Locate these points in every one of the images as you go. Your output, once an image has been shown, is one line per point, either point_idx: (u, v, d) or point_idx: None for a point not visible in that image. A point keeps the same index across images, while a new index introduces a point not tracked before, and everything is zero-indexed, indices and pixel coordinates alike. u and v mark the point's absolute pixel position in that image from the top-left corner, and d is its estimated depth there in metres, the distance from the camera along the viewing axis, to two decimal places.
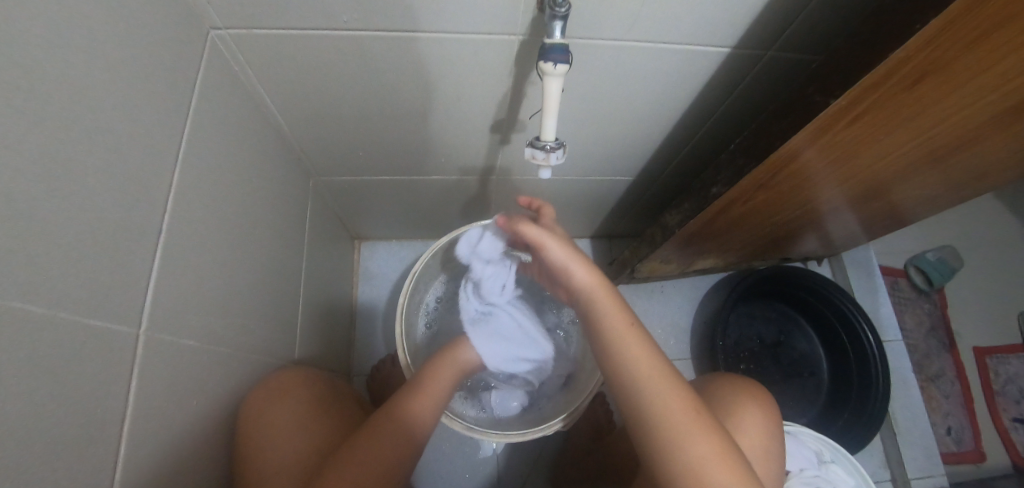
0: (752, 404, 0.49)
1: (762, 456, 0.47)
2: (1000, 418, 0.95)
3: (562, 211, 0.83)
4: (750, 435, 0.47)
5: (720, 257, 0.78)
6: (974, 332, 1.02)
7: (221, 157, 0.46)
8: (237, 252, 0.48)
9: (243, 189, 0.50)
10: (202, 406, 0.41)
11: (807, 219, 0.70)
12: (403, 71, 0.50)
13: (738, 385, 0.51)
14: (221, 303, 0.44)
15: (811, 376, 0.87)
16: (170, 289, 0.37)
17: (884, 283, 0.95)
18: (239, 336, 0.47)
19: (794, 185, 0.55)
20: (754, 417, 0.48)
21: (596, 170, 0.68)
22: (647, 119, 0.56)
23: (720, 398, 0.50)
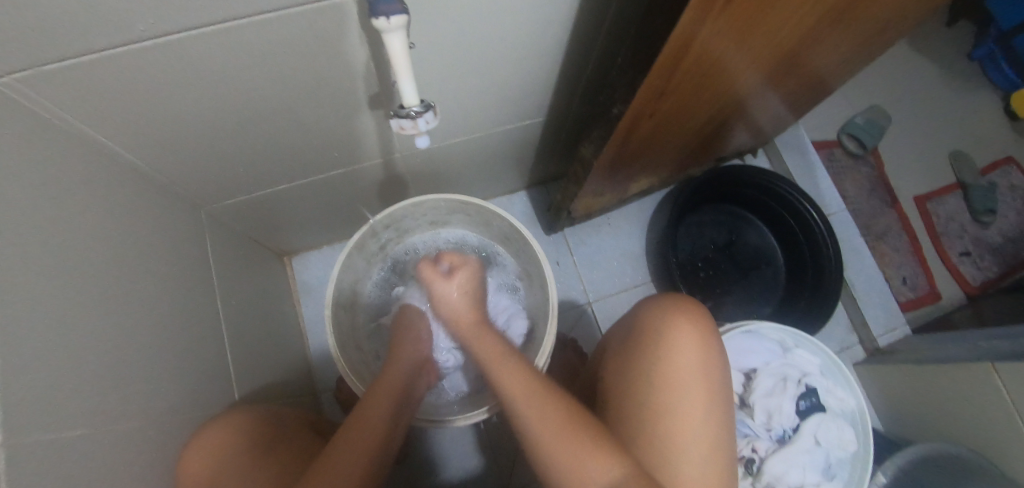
0: (684, 319, 0.47)
1: (703, 370, 0.44)
2: (948, 257, 1.02)
3: (485, 172, 0.78)
4: (687, 365, 0.44)
5: (653, 175, 0.76)
6: (910, 183, 1.06)
7: (68, 219, 0.39)
8: (117, 317, 0.42)
9: (107, 245, 0.44)
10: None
11: (728, 111, 0.67)
12: (250, 70, 0.43)
13: (673, 303, 0.49)
14: (113, 379, 0.39)
15: (767, 266, 0.88)
16: (44, 388, 0.32)
17: (819, 157, 0.95)
18: (145, 408, 0.43)
19: (697, 80, 0.51)
20: (689, 334, 0.46)
21: (499, 120, 0.63)
22: (529, 53, 0.50)
23: (651, 322, 0.48)
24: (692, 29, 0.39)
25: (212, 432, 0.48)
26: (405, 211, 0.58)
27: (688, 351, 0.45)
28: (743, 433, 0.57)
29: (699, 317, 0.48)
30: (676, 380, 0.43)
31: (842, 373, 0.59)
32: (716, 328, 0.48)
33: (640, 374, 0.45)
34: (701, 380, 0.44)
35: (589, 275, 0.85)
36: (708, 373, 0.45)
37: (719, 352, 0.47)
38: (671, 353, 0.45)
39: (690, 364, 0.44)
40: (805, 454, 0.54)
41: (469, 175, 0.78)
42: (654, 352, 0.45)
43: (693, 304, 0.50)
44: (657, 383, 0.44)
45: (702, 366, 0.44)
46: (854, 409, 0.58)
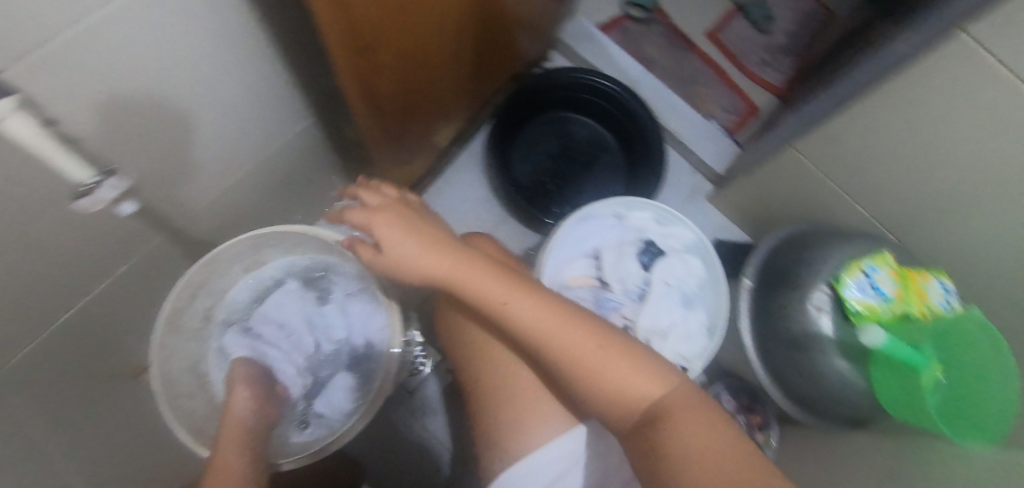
0: (467, 250, 0.48)
1: (501, 281, 0.45)
2: (751, 72, 1.12)
3: (297, 191, 0.74)
4: (494, 293, 0.48)
5: (452, 119, 0.75)
6: (697, 24, 1.14)
7: None
8: None
9: None
10: None
11: (483, 34, 0.66)
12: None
13: (452, 243, 0.50)
14: None
15: (603, 152, 0.92)
16: None
17: (606, 35, 0.99)
18: None
19: (411, 32, 0.49)
20: (472, 263, 0.47)
21: (263, 141, 0.58)
22: (239, 64, 0.44)
23: (444, 276, 0.48)
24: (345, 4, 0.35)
25: None
26: (201, 274, 0.52)
27: (479, 279, 0.46)
28: (611, 309, 0.60)
29: (489, 246, 0.51)
30: (490, 307, 0.45)
31: (673, 214, 0.63)
32: (506, 249, 0.52)
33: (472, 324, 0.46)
34: (511, 300, 0.47)
35: None
36: (506, 277, 0.46)
37: (507, 258, 0.48)
38: (467, 292, 0.46)
39: (497, 291, 0.48)
40: None
41: (281, 202, 0.73)
42: (462, 301, 0.47)
43: (468, 232, 0.51)
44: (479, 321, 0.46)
45: (508, 286, 0.48)
46: (696, 241, 0.63)
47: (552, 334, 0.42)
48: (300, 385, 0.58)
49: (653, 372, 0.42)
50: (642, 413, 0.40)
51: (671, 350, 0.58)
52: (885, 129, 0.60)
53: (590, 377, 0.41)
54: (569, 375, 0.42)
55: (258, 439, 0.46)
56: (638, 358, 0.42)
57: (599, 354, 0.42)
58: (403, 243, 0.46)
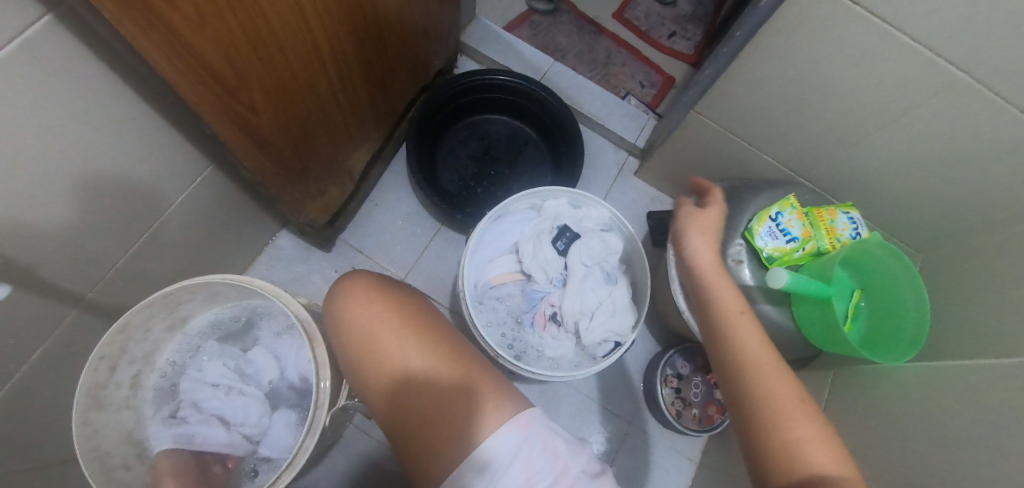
0: (352, 293, 0.51)
1: (379, 321, 0.49)
2: (662, 44, 1.15)
3: (219, 240, 0.73)
4: (389, 334, 0.48)
5: (362, 141, 0.76)
6: (602, 8, 1.17)
7: None
8: None
9: None
10: None
11: (372, 52, 0.65)
12: None
13: (343, 287, 0.53)
14: None
15: (526, 145, 0.95)
16: None
17: (509, 33, 1.01)
18: None
19: (280, 66, 0.48)
20: (358, 304, 0.50)
21: (160, 197, 0.57)
22: (108, 130, 0.44)
23: (337, 321, 0.52)
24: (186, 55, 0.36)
25: None
26: (116, 344, 0.50)
27: (362, 319, 0.49)
28: (540, 297, 0.62)
29: (372, 288, 0.52)
30: (372, 346, 0.48)
31: (583, 196, 0.65)
32: (393, 285, 0.53)
33: (358, 367, 0.49)
34: (407, 335, 0.48)
35: (389, 257, 0.85)
36: (390, 313, 0.49)
37: (394, 294, 0.51)
38: (354, 334, 0.49)
39: (392, 331, 0.48)
40: (584, 278, 0.61)
41: (204, 254, 0.72)
42: (350, 343, 0.50)
43: (356, 274, 0.54)
44: (385, 368, 0.47)
45: (399, 323, 0.49)
46: (609, 218, 0.65)
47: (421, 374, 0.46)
48: (240, 437, 0.57)
49: (836, 448, 0.38)
50: (802, 476, 0.36)
51: (602, 328, 0.59)
52: (767, 79, 0.63)
53: (454, 405, 0.45)
54: (429, 413, 0.45)
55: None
56: (827, 431, 0.39)
57: (463, 384, 0.46)
58: (731, 317, 0.47)
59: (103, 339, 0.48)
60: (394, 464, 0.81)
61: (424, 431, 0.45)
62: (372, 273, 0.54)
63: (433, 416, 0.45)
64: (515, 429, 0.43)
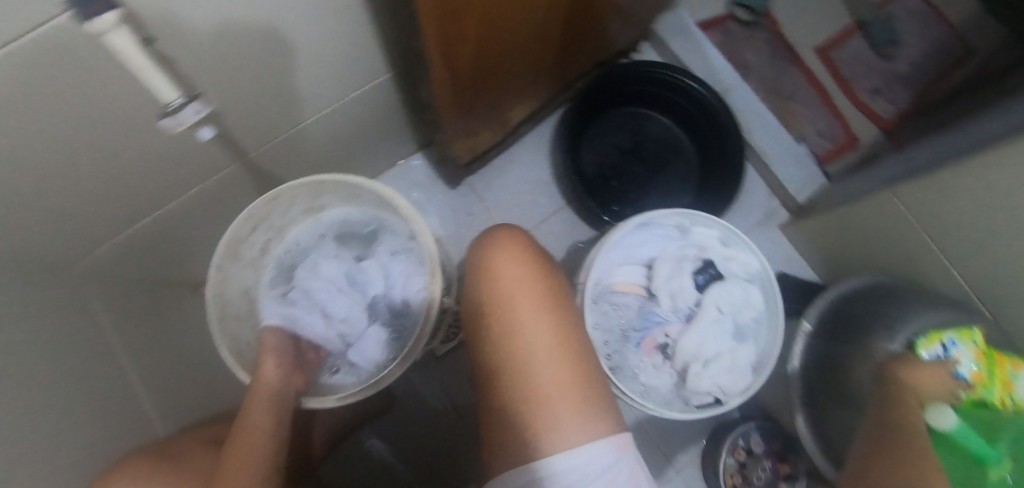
0: (503, 247, 0.46)
1: (530, 286, 0.44)
2: (859, 98, 1.01)
3: (365, 144, 0.75)
4: (525, 299, 0.43)
5: (527, 98, 0.73)
6: (807, 36, 1.04)
7: None
8: None
9: None
10: None
11: (575, 15, 0.61)
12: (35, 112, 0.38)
13: (490, 237, 0.49)
14: None
15: (678, 155, 0.88)
16: None
17: (704, 35, 0.92)
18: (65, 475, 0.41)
19: (500, 1, 0.46)
20: (511, 258, 0.45)
21: (341, 89, 0.58)
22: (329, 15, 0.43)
23: (478, 268, 0.47)
24: None
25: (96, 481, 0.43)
26: (265, 209, 0.54)
27: (512, 276, 0.44)
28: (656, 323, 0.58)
29: (520, 246, 0.47)
30: (509, 307, 0.43)
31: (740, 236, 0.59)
32: (540, 251, 0.49)
33: (476, 314, 0.45)
34: (543, 309, 0.43)
35: (503, 216, 0.83)
36: (534, 279, 0.45)
37: (543, 263, 0.47)
38: (497, 287, 0.44)
39: (528, 298, 0.44)
40: (713, 322, 0.56)
41: (348, 152, 0.74)
42: (490, 296, 0.44)
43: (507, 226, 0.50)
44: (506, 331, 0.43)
45: (538, 294, 0.44)
46: (757, 269, 0.59)
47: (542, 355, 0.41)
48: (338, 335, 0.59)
49: None
50: None
51: (710, 380, 0.55)
52: (1001, 203, 0.50)
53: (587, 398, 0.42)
54: (533, 400, 0.41)
55: (285, 406, 0.47)
56: None
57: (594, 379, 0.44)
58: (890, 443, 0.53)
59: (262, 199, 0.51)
60: (439, 405, 0.83)
61: (538, 414, 0.40)
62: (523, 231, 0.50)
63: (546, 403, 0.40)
64: (612, 447, 0.40)
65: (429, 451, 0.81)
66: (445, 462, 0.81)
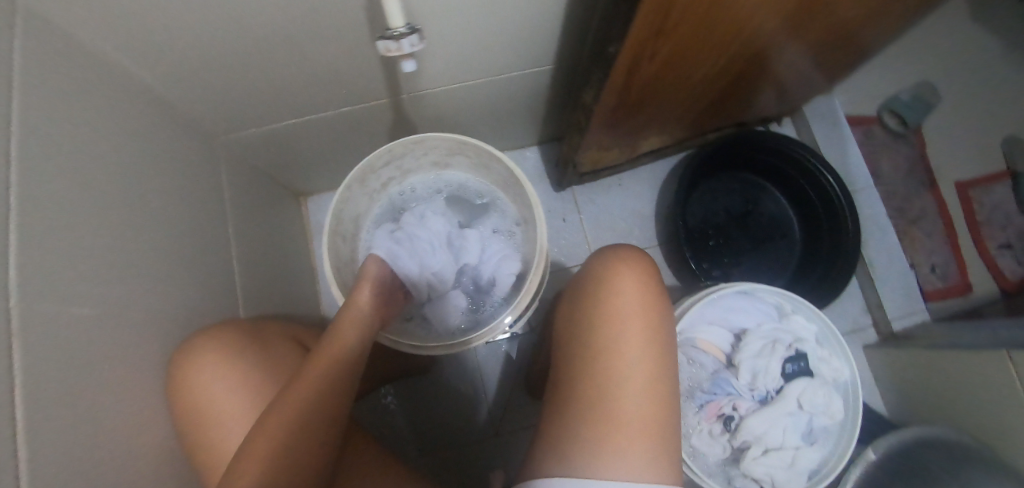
0: (625, 268, 0.47)
1: (645, 312, 0.44)
2: (985, 246, 0.92)
3: (494, 121, 0.78)
4: (636, 326, 0.43)
5: (663, 133, 0.74)
6: (955, 166, 0.97)
7: (78, 137, 0.41)
8: (128, 239, 0.44)
9: (128, 171, 0.46)
10: (124, 398, 0.40)
11: (742, 66, 0.63)
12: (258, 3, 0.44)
13: (614, 255, 0.49)
14: (116, 299, 0.42)
15: (783, 238, 0.87)
16: (41, 314, 0.34)
17: (851, 130, 0.90)
18: (150, 319, 0.45)
19: (696, 25, 0.47)
20: (632, 280, 0.46)
21: (507, 64, 0.61)
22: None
23: (594, 280, 0.48)
24: None
25: (201, 333, 0.48)
26: (405, 149, 0.57)
27: (630, 296, 0.45)
28: (726, 392, 0.57)
29: (646, 273, 0.48)
30: (619, 326, 0.43)
31: (838, 342, 0.58)
32: (662, 284, 0.48)
33: (580, 321, 0.46)
34: (649, 343, 0.43)
35: (594, 233, 0.85)
36: (650, 311, 0.45)
37: (662, 296, 0.47)
38: (612, 302, 0.45)
39: (638, 325, 0.43)
40: (787, 415, 0.54)
41: (478, 123, 0.77)
42: (602, 308, 0.45)
43: (635, 249, 0.51)
44: (606, 348, 0.43)
45: (649, 326, 0.44)
46: (846, 380, 0.57)
47: (635, 386, 0.41)
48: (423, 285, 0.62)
49: None
50: None
51: (763, 469, 0.53)
52: None
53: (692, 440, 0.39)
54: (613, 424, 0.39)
55: (369, 338, 0.50)
56: None
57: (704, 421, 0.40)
58: None
59: (411, 137, 0.55)
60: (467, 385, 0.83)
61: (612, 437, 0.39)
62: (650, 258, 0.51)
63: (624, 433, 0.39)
64: None
65: (443, 426, 0.82)
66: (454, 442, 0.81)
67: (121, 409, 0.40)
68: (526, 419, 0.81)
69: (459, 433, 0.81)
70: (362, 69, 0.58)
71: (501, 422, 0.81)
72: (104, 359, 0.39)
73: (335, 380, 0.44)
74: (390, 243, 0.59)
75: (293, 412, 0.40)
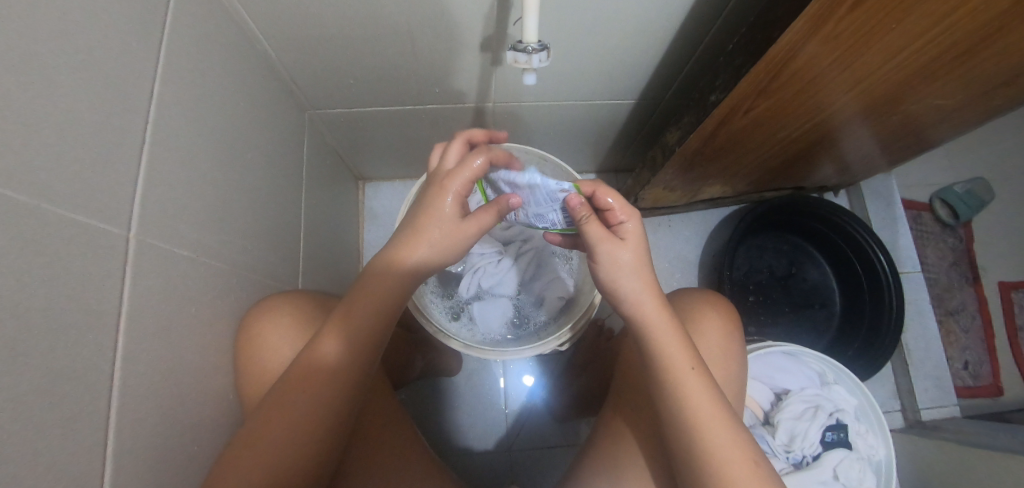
0: (714, 312, 0.49)
1: (722, 359, 0.47)
2: (1021, 353, 0.92)
3: (564, 144, 0.80)
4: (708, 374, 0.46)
5: (727, 184, 0.76)
6: (1000, 266, 0.97)
7: (203, 92, 0.44)
8: (227, 192, 0.47)
9: (235, 131, 0.49)
10: (207, 338, 0.43)
11: (817, 137, 0.66)
12: None
13: (698, 298, 0.51)
14: (210, 246, 0.44)
15: (822, 306, 0.87)
16: (152, 246, 0.37)
17: (905, 212, 0.92)
18: (234, 270, 0.47)
19: (788, 95, 0.51)
20: (713, 326, 0.48)
21: (594, 92, 0.64)
22: (632, 28, 0.51)
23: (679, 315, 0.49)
24: (797, 43, 0.41)
25: (279, 296, 0.50)
26: None
27: (711, 341, 0.47)
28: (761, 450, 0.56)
29: (728, 319, 0.49)
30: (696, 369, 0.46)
31: (879, 421, 0.57)
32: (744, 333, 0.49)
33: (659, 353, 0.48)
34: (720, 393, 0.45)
35: None
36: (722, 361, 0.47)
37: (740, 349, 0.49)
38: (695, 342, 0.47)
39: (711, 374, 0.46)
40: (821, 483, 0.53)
41: (547, 142, 0.80)
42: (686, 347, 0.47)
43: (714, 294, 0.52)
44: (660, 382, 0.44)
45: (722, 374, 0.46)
46: (882, 459, 0.56)
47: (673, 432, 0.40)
48: (480, 283, 0.66)
49: None
50: None
51: None
52: None
53: (708, 468, 0.38)
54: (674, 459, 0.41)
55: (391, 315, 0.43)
56: None
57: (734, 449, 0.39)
58: None
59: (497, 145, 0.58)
60: (488, 395, 0.83)
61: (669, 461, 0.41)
62: (633, 211, 0.42)
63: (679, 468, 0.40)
64: None
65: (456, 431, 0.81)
66: (464, 449, 0.80)
67: (199, 350, 0.42)
68: (541, 439, 0.81)
69: (469, 443, 0.81)
70: (459, 72, 0.61)
71: (516, 437, 0.81)
72: (191, 300, 0.41)
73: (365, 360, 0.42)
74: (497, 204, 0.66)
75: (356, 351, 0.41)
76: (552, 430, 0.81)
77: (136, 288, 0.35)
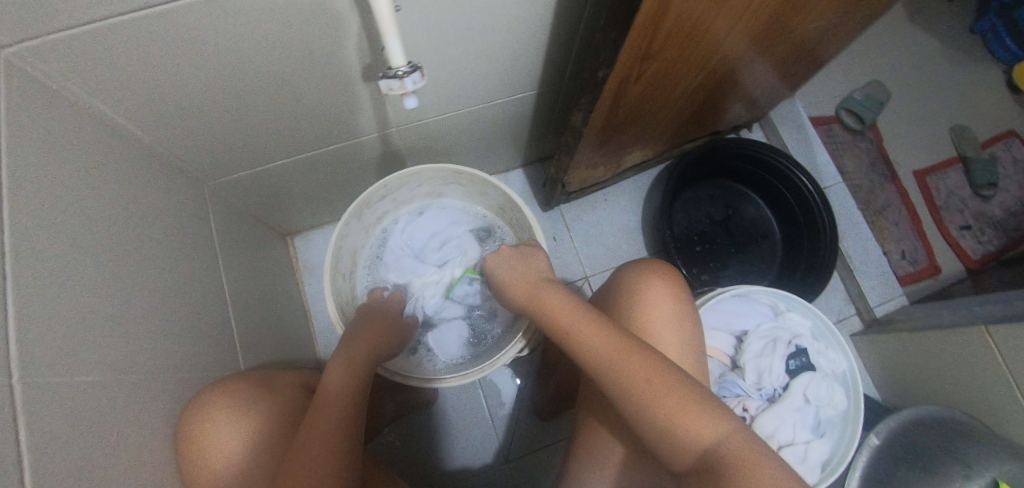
0: (655, 279, 0.50)
1: (675, 322, 0.48)
2: (950, 230, 1.00)
3: (481, 149, 0.80)
4: (665, 349, 0.46)
5: (647, 147, 0.78)
6: (910, 158, 1.05)
7: (72, 195, 0.40)
8: (129, 296, 0.44)
9: (121, 228, 0.45)
10: (137, 460, 0.39)
11: (718, 80, 0.67)
12: (255, 50, 0.45)
13: (639, 269, 0.51)
14: (119, 361, 0.40)
15: (764, 239, 0.91)
16: (47, 382, 0.33)
17: (815, 132, 0.97)
18: (154, 378, 0.44)
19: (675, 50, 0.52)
20: (660, 293, 0.49)
21: (491, 94, 0.63)
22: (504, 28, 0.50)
23: (624, 294, 0.50)
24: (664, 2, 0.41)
25: (206, 392, 0.47)
26: (401, 181, 0.59)
27: (662, 308, 0.48)
28: (735, 393, 0.59)
29: (672, 281, 0.50)
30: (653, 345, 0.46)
31: (833, 336, 0.59)
32: (689, 290, 0.51)
33: None
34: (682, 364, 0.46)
35: (584, 248, 0.88)
36: (675, 327, 0.47)
37: (692, 310, 0.50)
38: (646, 314, 0.48)
39: (668, 346, 0.47)
40: (796, 411, 0.56)
41: (464, 151, 0.79)
42: (638, 324, 0.47)
43: (655, 260, 0.53)
44: None
45: (679, 344, 0.47)
46: (845, 370, 0.59)
47: (649, 394, 0.38)
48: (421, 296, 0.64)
49: None
50: None
51: None
52: None
53: (682, 430, 0.37)
54: (664, 430, 0.37)
55: (359, 399, 0.45)
56: None
57: (670, 392, 0.38)
58: None
59: (408, 169, 0.56)
60: (474, 414, 0.82)
61: (670, 434, 0.37)
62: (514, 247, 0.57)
63: (672, 434, 0.37)
64: None
65: (450, 459, 0.80)
66: (464, 474, 0.79)
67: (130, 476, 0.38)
68: (536, 441, 0.81)
69: (467, 466, 0.80)
70: (353, 106, 0.59)
71: (511, 446, 0.80)
72: (110, 426, 0.37)
73: (331, 440, 0.40)
74: (427, 235, 0.67)
75: (341, 423, 0.42)
76: (543, 430, 0.81)
77: (37, 433, 0.31)
